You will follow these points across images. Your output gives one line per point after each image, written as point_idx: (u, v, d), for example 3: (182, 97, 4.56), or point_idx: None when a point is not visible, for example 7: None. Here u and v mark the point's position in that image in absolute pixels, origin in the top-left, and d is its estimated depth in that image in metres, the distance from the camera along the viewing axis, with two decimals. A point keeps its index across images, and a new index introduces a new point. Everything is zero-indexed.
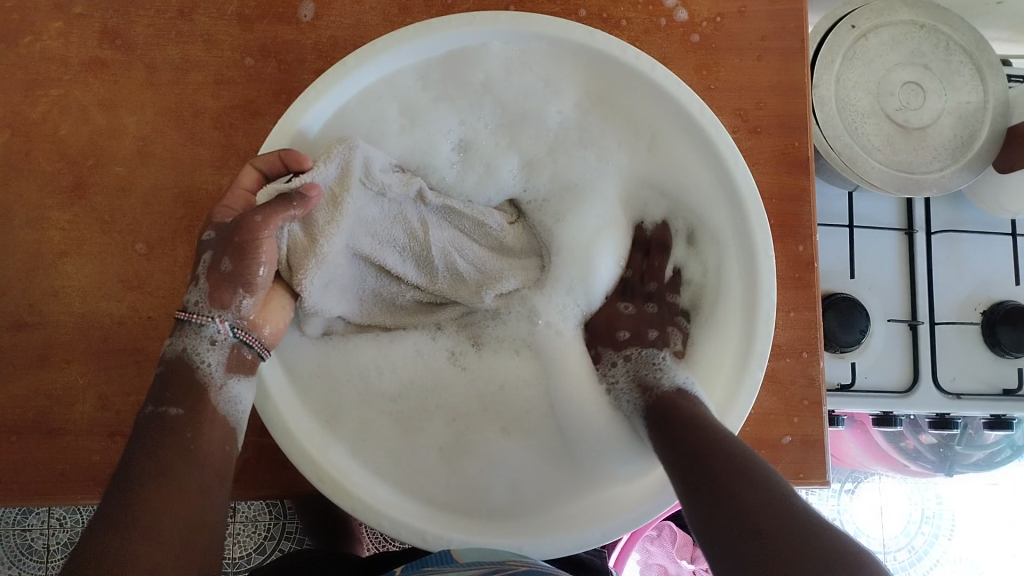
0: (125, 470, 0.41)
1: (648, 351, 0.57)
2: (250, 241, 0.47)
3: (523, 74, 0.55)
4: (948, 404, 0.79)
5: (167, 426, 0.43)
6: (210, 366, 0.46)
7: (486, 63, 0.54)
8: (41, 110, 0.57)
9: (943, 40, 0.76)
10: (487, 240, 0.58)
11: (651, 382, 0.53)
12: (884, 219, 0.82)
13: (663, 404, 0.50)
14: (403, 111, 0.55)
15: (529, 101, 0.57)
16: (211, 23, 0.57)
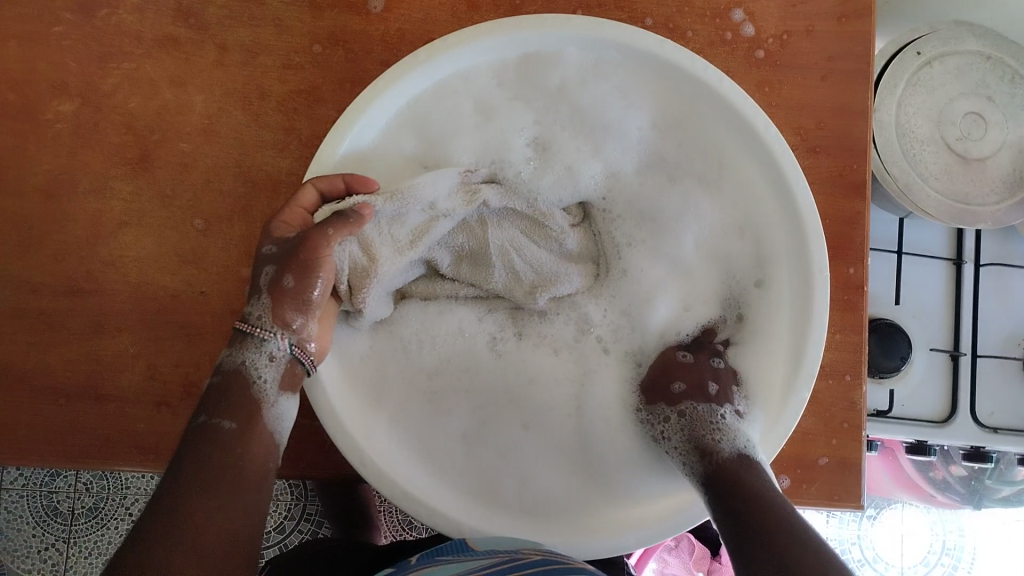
0: (174, 476, 0.42)
1: (708, 407, 0.55)
2: (313, 258, 0.48)
3: (598, 82, 0.55)
4: (984, 438, 0.78)
5: (219, 438, 0.44)
6: (264, 382, 0.47)
7: (561, 67, 0.54)
8: (112, 83, 0.58)
9: (1008, 73, 0.75)
10: (550, 244, 0.56)
11: (712, 445, 0.51)
12: (933, 247, 0.81)
13: (726, 470, 0.49)
14: (478, 110, 0.55)
15: (602, 107, 0.55)
16: (282, 8, 0.58)
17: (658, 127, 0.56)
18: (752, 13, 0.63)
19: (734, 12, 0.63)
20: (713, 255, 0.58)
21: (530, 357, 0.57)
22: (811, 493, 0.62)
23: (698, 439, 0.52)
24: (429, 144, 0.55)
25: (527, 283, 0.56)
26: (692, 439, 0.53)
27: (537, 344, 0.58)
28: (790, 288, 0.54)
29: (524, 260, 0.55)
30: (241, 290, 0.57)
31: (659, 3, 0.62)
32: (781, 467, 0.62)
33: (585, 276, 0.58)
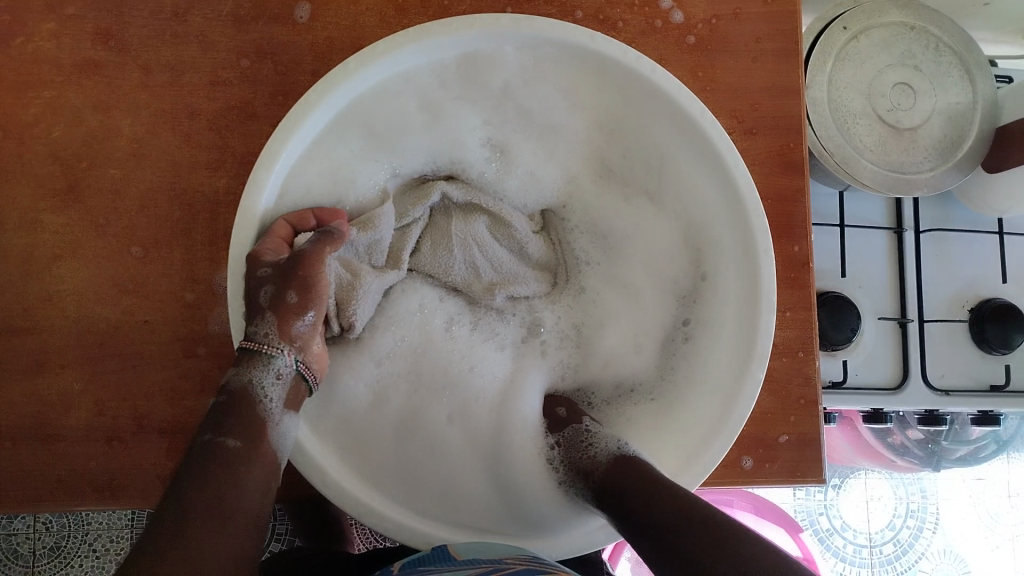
0: (176, 500, 0.39)
1: (582, 428, 0.55)
2: (310, 274, 0.48)
3: (543, 79, 0.55)
4: (939, 400, 0.80)
5: (222, 458, 0.41)
6: (273, 399, 0.45)
7: (503, 65, 0.53)
8: (34, 112, 0.56)
9: (932, 42, 0.77)
10: (510, 243, 0.62)
11: (591, 462, 0.50)
12: (873, 217, 0.83)
13: (613, 478, 0.47)
14: (424, 109, 0.56)
15: (549, 108, 0.58)
16: (206, 24, 0.57)
17: (600, 126, 0.59)
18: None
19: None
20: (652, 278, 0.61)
21: (477, 347, 0.60)
22: (773, 471, 0.63)
23: (582, 457, 0.52)
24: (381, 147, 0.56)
25: (486, 280, 0.61)
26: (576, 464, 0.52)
27: (488, 338, 0.61)
28: (735, 272, 0.55)
29: (485, 254, 0.61)
30: (185, 315, 0.56)
31: None
32: (743, 447, 0.63)
33: (543, 281, 0.64)
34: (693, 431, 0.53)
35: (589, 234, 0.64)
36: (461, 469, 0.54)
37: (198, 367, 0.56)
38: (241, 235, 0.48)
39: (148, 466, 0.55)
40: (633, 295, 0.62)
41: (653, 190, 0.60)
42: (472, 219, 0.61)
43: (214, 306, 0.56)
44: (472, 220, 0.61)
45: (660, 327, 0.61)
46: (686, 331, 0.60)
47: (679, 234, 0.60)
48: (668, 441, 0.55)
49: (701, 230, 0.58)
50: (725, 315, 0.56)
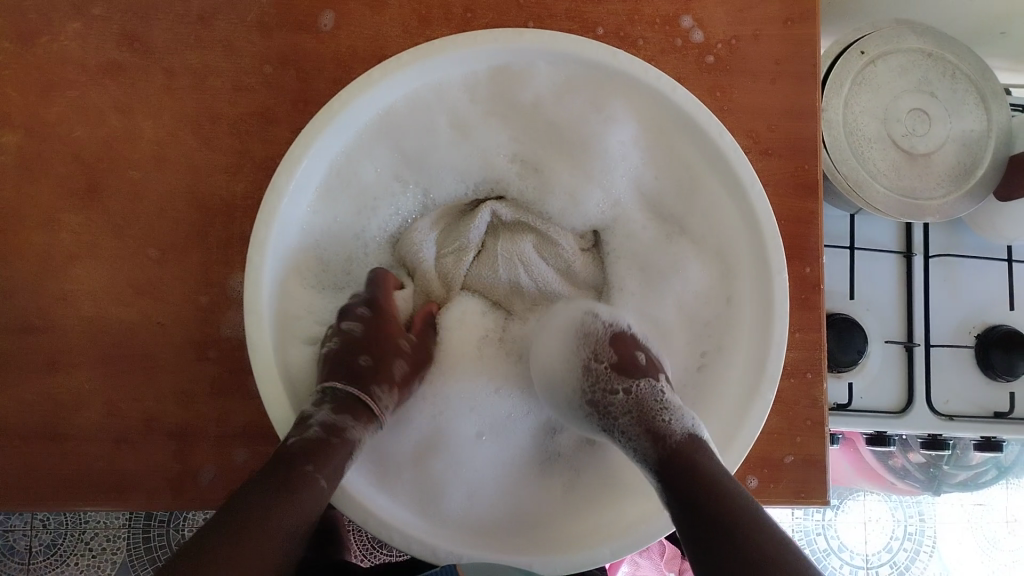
0: (233, 510, 0.39)
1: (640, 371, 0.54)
2: (422, 366, 0.56)
3: (572, 96, 0.56)
4: (943, 425, 0.80)
5: (291, 482, 0.41)
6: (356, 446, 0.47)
7: (532, 83, 0.55)
8: (55, 112, 0.56)
9: (948, 70, 0.77)
10: (555, 261, 0.63)
11: (662, 429, 0.49)
12: (884, 242, 0.83)
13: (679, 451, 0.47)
14: (451, 122, 0.57)
15: (583, 125, 0.58)
16: (229, 29, 0.57)
17: (638, 143, 0.58)
18: (700, 19, 0.64)
19: (683, 19, 0.64)
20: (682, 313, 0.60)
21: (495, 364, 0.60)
22: (779, 492, 0.63)
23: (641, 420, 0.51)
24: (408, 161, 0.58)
25: (529, 298, 0.64)
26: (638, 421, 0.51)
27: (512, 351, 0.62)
28: (751, 291, 0.55)
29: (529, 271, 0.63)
30: (200, 318, 0.56)
31: (608, 13, 0.63)
32: (749, 466, 0.63)
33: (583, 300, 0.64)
34: None
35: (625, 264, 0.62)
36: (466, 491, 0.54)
37: (211, 370, 0.56)
38: (262, 239, 0.48)
39: (158, 468, 0.55)
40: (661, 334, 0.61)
41: (678, 222, 0.60)
42: (518, 237, 0.63)
43: (229, 309, 0.56)
44: (519, 238, 0.63)
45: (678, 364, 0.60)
46: (704, 359, 0.59)
47: (714, 263, 0.59)
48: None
49: (730, 257, 0.57)
50: (738, 335, 0.56)
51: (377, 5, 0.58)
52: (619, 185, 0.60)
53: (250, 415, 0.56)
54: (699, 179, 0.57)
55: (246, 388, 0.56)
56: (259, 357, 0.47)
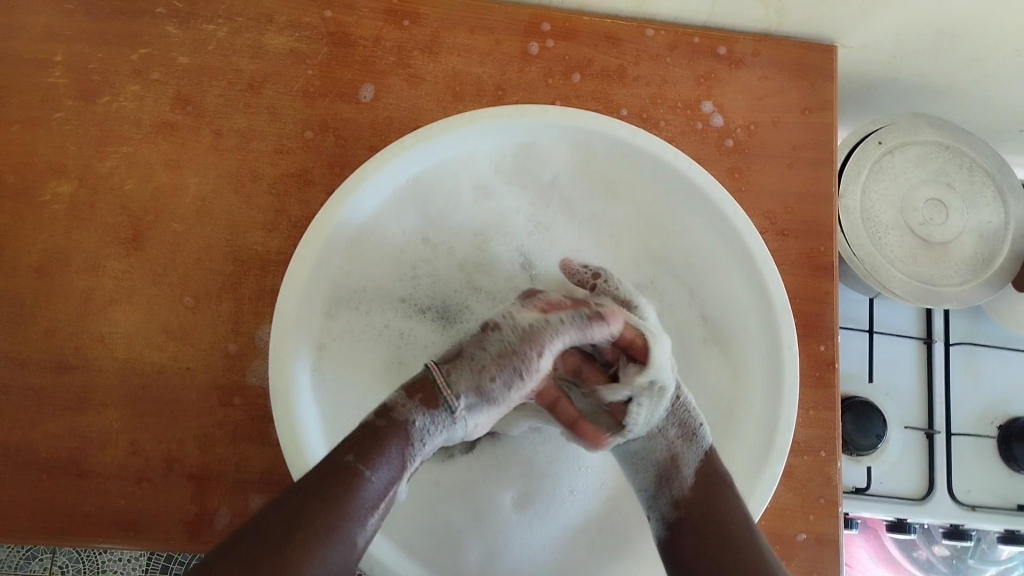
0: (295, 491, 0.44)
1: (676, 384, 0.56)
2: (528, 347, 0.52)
3: (586, 175, 0.61)
4: (963, 515, 0.79)
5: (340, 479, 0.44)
6: (433, 427, 0.49)
7: (554, 159, 0.60)
8: (109, 166, 0.60)
9: (967, 162, 0.79)
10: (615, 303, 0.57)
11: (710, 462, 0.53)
12: (902, 326, 0.84)
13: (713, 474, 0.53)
14: (478, 192, 0.60)
15: (595, 199, 0.62)
16: (276, 96, 0.61)
17: (646, 215, 0.62)
18: (721, 105, 0.67)
19: (704, 105, 0.67)
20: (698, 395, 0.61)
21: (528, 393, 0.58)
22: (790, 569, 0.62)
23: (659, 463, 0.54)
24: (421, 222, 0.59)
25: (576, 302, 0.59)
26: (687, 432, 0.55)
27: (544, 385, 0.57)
28: (762, 364, 0.57)
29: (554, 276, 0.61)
30: (226, 366, 0.58)
31: (633, 96, 0.66)
32: None
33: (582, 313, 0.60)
34: None
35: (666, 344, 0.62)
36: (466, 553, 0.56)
37: (231, 416, 0.57)
38: (292, 290, 0.52)
39: (173, 510, 0.56)
40: None
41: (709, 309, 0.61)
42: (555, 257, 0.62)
43: (253, 358, 0.58)
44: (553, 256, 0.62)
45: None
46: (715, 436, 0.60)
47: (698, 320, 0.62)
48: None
49: (734, 331, 0.60)
50: (747, 413, 0.58)
51: (415, 81, 0.63)
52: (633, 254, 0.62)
53: (266, 463, 0.57)
54: (710, 251, 0.60)
55: (264, 435, 0.57)
56: (280, 400, 0.51)
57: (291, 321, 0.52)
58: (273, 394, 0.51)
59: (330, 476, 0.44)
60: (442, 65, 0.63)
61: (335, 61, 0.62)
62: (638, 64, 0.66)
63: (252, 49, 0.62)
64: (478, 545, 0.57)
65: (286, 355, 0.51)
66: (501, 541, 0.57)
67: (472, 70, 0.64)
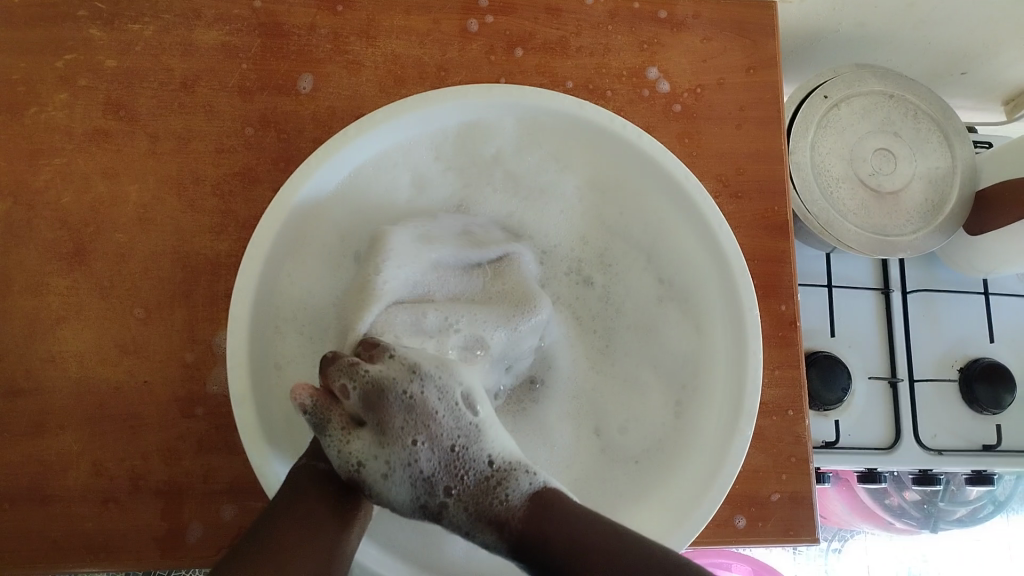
0: (271, 508, 0.44)
1: (455, 452, 0.44)
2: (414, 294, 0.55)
3: (531, 152, 0.60)
4: (931, 460, 0.80)
5: (312, 480, 0.46)
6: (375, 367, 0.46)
7: (498, 137, 0.59)
8: (43, 180, 0.58)
9: (911, 110, 0.80)
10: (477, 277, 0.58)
11: (500, 511, 0.42)
12: (861, 278, 0.85)
13: (524, 537, 0.41)
14: (413, 178, 0.59)
15: (541, 178, 0.61)
16: (212, 94, 0.60)
17: (591, 187, 0.61)
18: (666, 70, 0.66)
19: (649, 71, 0.66)
20: (656, 369, 0.61)
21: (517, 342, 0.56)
22: (767, 529, 0.63)
23: (412, 495, 0.43)
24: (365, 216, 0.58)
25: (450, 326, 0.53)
26: (473, 514, 0.42)
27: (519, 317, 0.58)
28: (722, 326, 0.57)
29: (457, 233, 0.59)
30: (185, 376, 0.57)
31: (577, 67, 0.65)
32: (736, 505, 0.63)
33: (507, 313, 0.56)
34: (684, 486, 0.55)
35: (622, 311, 0.63)
36: (445, 541, 0.55)
37: (195, 427, 0.56)
38: (242, 290, 0.49)
39: (143, 527, 0.55)
40: (632, 384, 0.61)
41: (667, 275, 0.61)
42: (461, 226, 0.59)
43: (213, 365, 0.57)
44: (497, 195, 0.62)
45: (655, 419, 0.60)
46: (680, 406, 0.59)
47: (653, 282, 0.62)
48: (651, 513, 0.55)
49: (692, 295, 0.60)
50: (713, 378, 0.58)
51: (354, 68, 0.61)
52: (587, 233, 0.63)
53: (234, 472, 0.56)
54: (659, 217, 0.60)
55: (230, 444, 0.56)
56: (242, 406, 0.48)
57: (244, 324, 0.50)
58: (234, 400, 0.48)
59: (292, 480, 0.46)
60: (381, 49, 0.62)
61: (270, 53, 0.61)
62: (580, 35, 0.66)
63: (182, 47, 0.60)
64: (456, 530, 0.56)
65: (243, 360, 0.49)
66: None
67: (412, 52, 0.62)
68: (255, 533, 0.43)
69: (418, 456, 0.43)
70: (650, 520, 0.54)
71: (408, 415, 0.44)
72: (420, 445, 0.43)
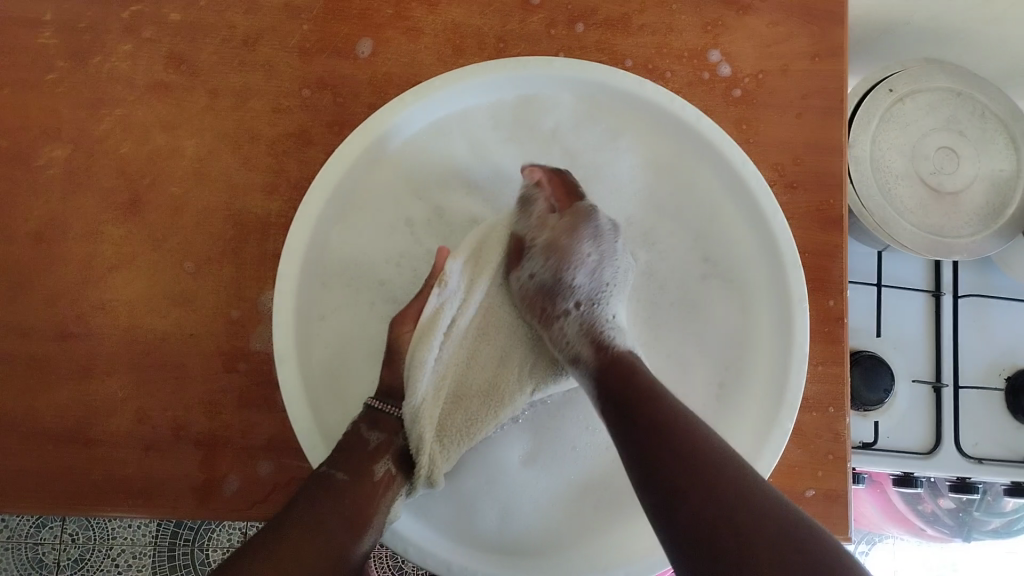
0: (285, 510, 0.47)
1: (602, 288, 0.54)
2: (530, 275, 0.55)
3: (587, 128, 0.60)
4: (970, 468, 0.78)
5: (329, 485, 0.48)
6: (597, 267, 0.54)
7: (557, 112, 0.59)
8: (104, 128, 0.59)
9: (979, 109, 0.77)
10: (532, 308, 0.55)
11: (607, 338, 0.51)
12: (911, 280, 0.83)
13: (614, 386, 0.48)
14: (469, 147, 0.58)
15: (598, 158, 0.60)
16: (271, 53, 0.60)
17: (646, 166, 0.60)
18: (728, 54, 0.65)
19: (711, 54, 0.65)
20: (702, 359, 0.60)
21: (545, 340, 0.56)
22: None
23: (551, 285, 0.54)
24: (411, 181, 0.58)
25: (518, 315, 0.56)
26: (583, 330, 0.52)
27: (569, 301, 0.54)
28: (770, 318, 0.59)
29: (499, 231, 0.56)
30: (231, 330, 0.57)
31: (638, 46, 0.64)
32: None
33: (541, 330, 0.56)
34: None
35: (663, 287, 0.61)
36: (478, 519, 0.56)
37: (238, 382, 0.57)
38: (292, 251, 0.53)
39: (183, 476, 0.56)
40: (681, 368, 0.60)
41: (713, 255, 0.61)
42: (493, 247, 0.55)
43: (258, 323, 0.57)
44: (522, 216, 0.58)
45: (698, 402, 0.60)
46: (723, 389, 0.60)
47: (696, 258, 0.61)
48: None
49: (744, 284, 0.60)
50: (758, 363, 0.59)
51: (413, 34, 0.61)
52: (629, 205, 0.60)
53: (274, 429, 0.57)
54: (719, 202, 0.60)
55: (271, 401, 0.57)
56: (284, 364, 0.52)
57: (293, 285, 0.53)
58: (278, 358, 0.52)
59: (311, 480, 0.49)
60: (441, 16, 0.61)
61: (331, 14, 0.60)
62: (643, 12, 0.64)
63: (245, 4, 0.60)
64: (488, 507, 0.56)
65: (289, 319, 0.53)
66: (509, 504, 0.56)
67: (471, 21, 0.62)
68: (263, 529, 0.46)
69: (585, 258, 0.54)
70: None
71: (595, 258, 0.54)
72: (591, 261, 0.54)
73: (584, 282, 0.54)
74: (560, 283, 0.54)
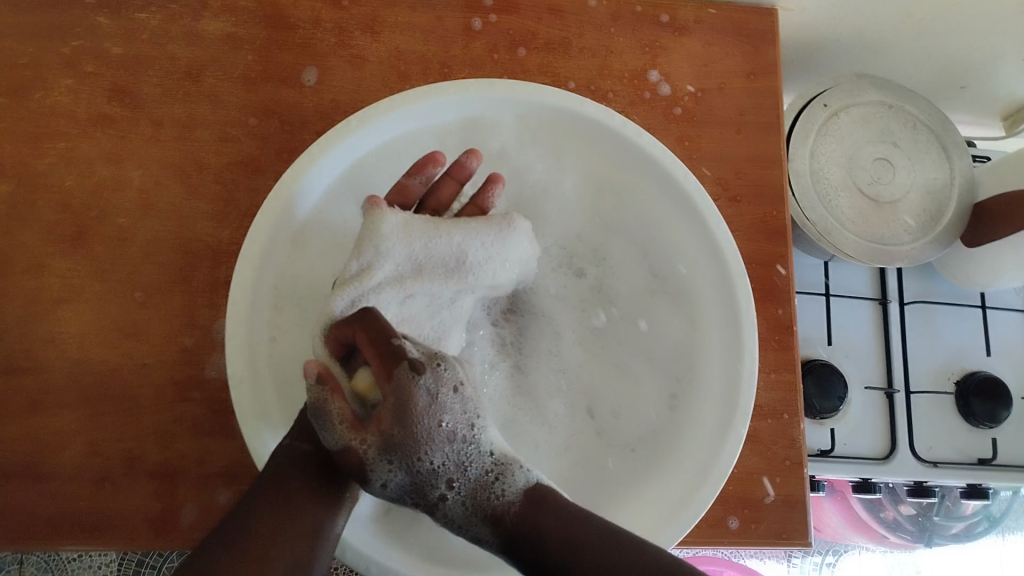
0: (254, 491, 0.46)
1: (468, 456, 0.48)
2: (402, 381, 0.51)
3: (535, 147, 0.62)
4: (927, 472, 0.80)
5: (296, 459, 0.48)
6: (457, 428, 0.48)
7: (502, 132, 0.60)
8: (47, 162, 0.59)
9: (910, 121, 0.80)
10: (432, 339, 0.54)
11: (497, 507, 0.46)
12: (859, 288, 0.85)
13: (535, 525, 0.44)
14: None
15: (546, 175, 0.63)
16: (216, 84, 0.60)
17: (592, 184, 0.63)
18: (668, 74, 0.67)
19: (651, 74, 0.67)
20: (651, 370, 0.63)
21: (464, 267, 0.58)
22: (760, 532, 0.62)
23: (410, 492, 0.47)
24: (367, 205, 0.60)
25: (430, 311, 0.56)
26: (474, 509, 0.47)
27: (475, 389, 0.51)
28: (720, 326, 0.59)
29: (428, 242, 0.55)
30: (182, 359, 0.57)
31: (580, 68, 0.66)
32: (729, 508, 0.63)
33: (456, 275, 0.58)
34: (684, 472, 0.57)
35: (613, 302, 0.64)
36: (449, 535, 0.56)
37: (191, 411, 0.56)
38: (243, 275, 0.52)
39: (135, 509, 0.55)
40: (628, 377, 0.63)
41: (660, 270, 0.63)
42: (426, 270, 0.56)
43: (210, 351, 0.57)
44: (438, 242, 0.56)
45: (649, 411, 0.62)
46: (674, 400, 0.61)
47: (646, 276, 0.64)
48: (639, 508, 0.57)
49: (692, 295, 0.62)
50: (709, 372, 0.60)
51: (358, 63, 0.62)
52: (572, 224, 0.64)
53: (228, 457, 0.56)
54: (664, 215, 0.61)
55: (224, 429, 0.56)
56: (239, 387, 0.51)
57: (245, 310, 0.52)
58: (232, 382, 0.51)
59: (276, 457, 0.48)
60: (386, 44, 0.62)
61: (276, 44, 0.61)
62: (584, 37, 0.66)
63: (190, 37, 0.61)
64: None
65: (241, 343, 0.52)
66: None
67: (416, 48, 0.63)
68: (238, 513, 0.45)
69: (438, 451, 0.47)
70: (639, 514, 0.56)
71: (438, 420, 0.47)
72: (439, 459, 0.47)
73: (445, 460, 0.47)
74: (435, 411, 0.47)
